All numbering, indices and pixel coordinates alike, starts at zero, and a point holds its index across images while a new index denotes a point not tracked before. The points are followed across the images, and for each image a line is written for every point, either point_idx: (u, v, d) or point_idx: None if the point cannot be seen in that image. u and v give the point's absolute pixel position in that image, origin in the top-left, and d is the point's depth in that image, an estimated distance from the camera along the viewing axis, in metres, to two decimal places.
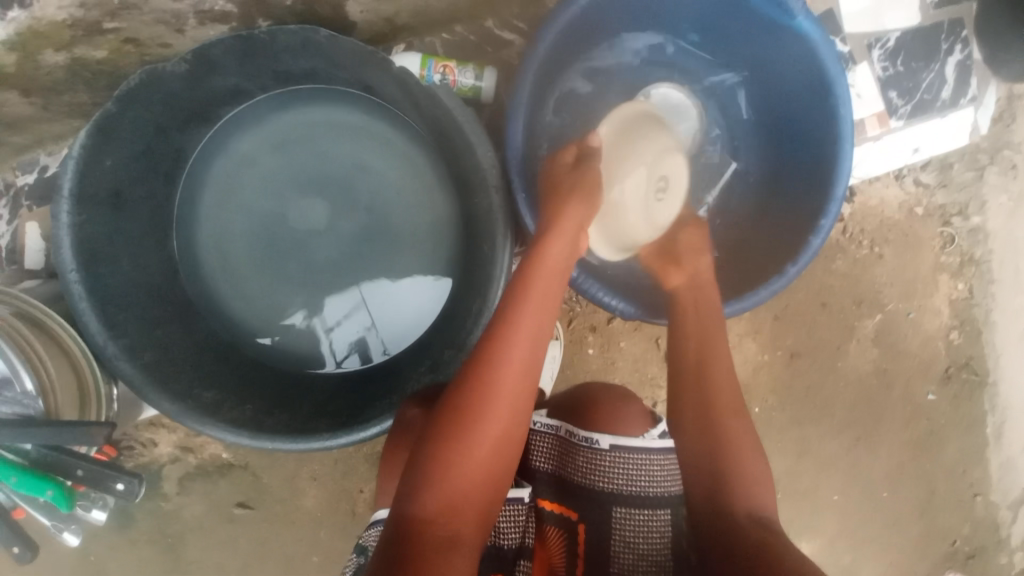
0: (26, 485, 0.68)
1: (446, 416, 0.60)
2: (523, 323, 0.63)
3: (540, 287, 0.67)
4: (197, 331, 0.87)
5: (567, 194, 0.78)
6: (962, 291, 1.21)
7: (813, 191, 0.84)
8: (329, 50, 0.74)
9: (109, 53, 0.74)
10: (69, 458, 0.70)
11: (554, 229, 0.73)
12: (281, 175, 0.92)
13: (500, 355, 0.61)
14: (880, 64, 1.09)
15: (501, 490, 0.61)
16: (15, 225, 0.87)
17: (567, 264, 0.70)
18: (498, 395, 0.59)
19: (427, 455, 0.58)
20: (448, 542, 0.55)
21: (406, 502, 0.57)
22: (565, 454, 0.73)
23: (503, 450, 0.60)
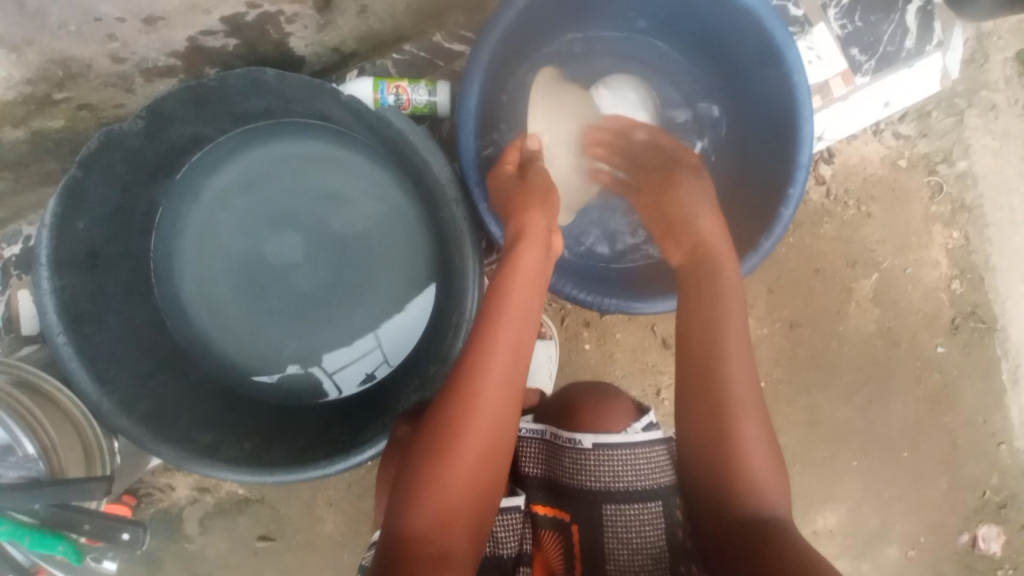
0: (39, 544, 0.70)
1: (427, 433, 0.60)
2: (497, 332, 0.63)
3: (511, 294, 0.66)
4: (190, 376, 0.89)
5: (523, 194, 0.77)
6: (958, 239, 1.19)
7: (779, 160, 0.83)
8: (278, 87, 0.76)
9: (65, 121, 0.77)
10: (78, 514, 0.72)
11: (523, 232, 0.72)
12: (254, 214, 0.93)
13: (476, 367, 0.61)
14: (838, 22, 1.07)
15: (492, 500, 0.61)
16: (7, 294, 0.89)
17: (539, 264, 0.70)
18: (477, 407, 0.60)
19: (410, 473, 0.59)
20: (439, 557, 0.56)
21: (396, 522, 0.58)
22: (553, 457, 0.74)
23: (489, 460, 0.60)
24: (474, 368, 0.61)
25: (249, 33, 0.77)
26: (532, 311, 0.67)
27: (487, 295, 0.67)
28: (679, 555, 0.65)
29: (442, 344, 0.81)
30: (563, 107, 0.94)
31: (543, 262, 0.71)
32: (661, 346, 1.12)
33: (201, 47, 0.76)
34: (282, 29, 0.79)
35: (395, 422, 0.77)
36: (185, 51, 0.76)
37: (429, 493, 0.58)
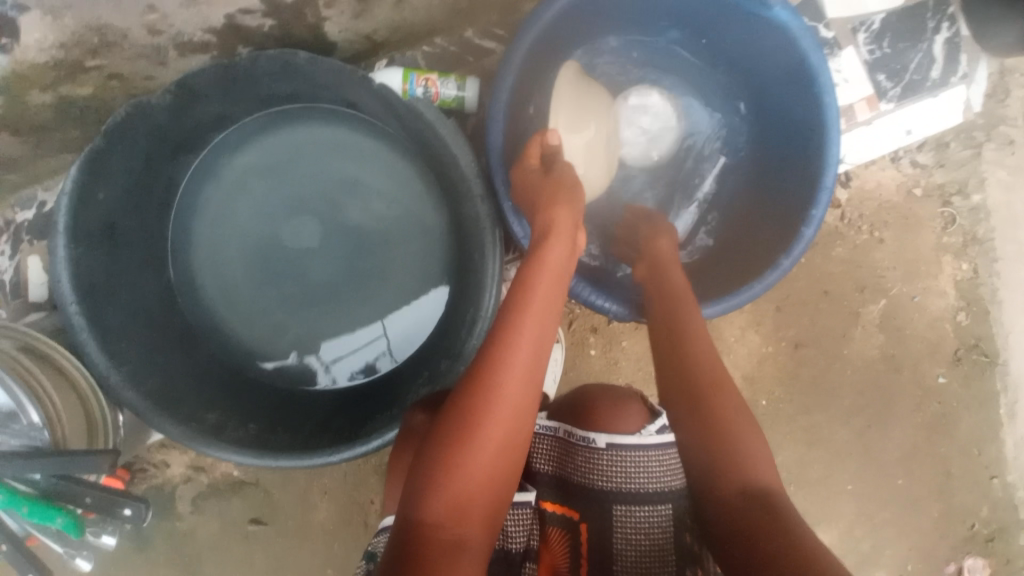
0: (38, 515, 0.69)
1: (446, 423, 0.60)
2: (521, 327, 0.63)
3: (535, 292, 0.66)
4: (199, 355, 0.88)
5: (550, 197, 0.75)
6: (966, 271, 1.20)
7: (802, 180, 0.84)
8: (309, 70, 0.75)
9: (94, 89, 0.76)
10: (78, 486, 0.71)
11: (549, 231, 0.72)
12: (275, 195, 0.93)
13: (499, 360, 0.61)
14: (866, 47, 1.08)
15: (506, 493, 0.61)
16: (17, 260, 0.89)
17: (562, 261, 0.70)
18: (499, 399, 0.60)
19: (427, 462, 0.59)
20: (453, 546, 0.56)
21: (411, 507, 0.58)
22: (566, 454, 0.74)
23: (506, 453, 0.60)
24: (494, 362, 0.61)
25: (285, 14, 0.77)
26: (556, 309, 0.67)
27: (513, 290, 0.67)
28: (686, 560, 0.65)
29: (457, 339, 0.81)
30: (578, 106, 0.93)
31: (569, 260, 0.71)
32: None
33: (237, 26, 0.76)
34: (319, 13, 0.79)
35: (406, 412, 0.77)
36: (220, 28, 0.76)
37: (445, 482, 0.58)
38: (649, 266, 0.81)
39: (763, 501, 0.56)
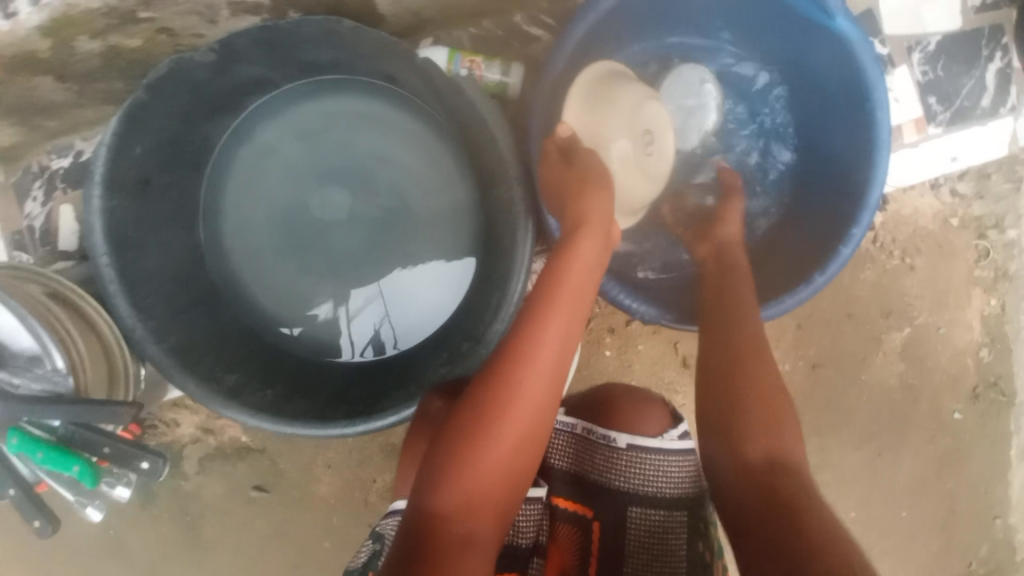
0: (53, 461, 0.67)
1: (465, 416, 0.62)
2: (548, 325, 0.63)
3: (565, 288, 0.66)
4: (220, 318, 0.88)
5: (592, 217, 0.71)
6: (994, 307, 1.18)
7: (845, 198, 0.82)
8: (352, 41, 0.74)
9: (142, 42, 0.75)
10: (96, 435, 0.70)
11: (583, 229, 0.71)
12: (306, 164, 0.92)
13: (524, 357, 0.62)
14: (919, 68, 1.05)
15: (519, 489, 0.63)
16: (49, 206, 0.91)
17: (594, 255, 0.70)
18: (521, 396, 0.61)
19: (444, 454, 0.61)
20: (464, 540, 0.58)
21: (425, 497, 0.60)
22: (583, 451, 0.72)
23: (523, 450, 0.61)
24: (518, 359, 0.62)
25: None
26: (584, 307, 0.67)
27: (542, 284, 0.67)
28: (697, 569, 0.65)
29: (480, 323, 0.80)
30: (603, 103, 0.85)
31: (601, 258, 0.71)
32: (680, 365, 1.12)
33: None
34: None
35: (424, 396, 0.77)
36: None
37: (460, 474, 0.59)
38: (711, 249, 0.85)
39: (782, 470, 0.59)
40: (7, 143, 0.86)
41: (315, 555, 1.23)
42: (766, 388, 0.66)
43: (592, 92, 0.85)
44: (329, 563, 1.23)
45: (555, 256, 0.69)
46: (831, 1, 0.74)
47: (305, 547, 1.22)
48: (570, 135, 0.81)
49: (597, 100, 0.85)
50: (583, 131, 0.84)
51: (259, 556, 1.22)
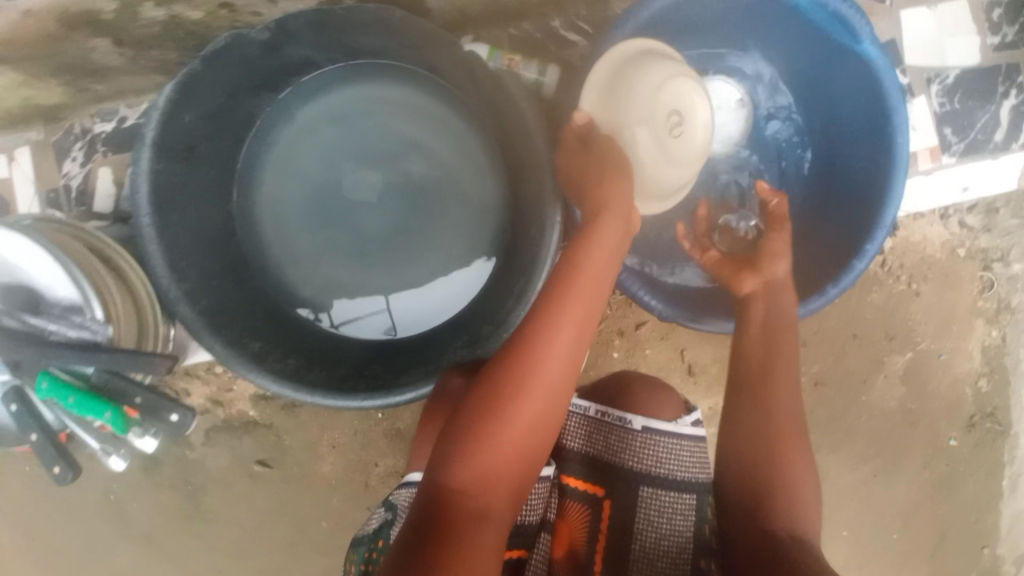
0: (83, 407, 0.68)
1: (481, 396, 0.64)
2: (565, 310, 0.65)
3: (582, 274, 0.69)
4: (248, 287, 0.90)
5: (612, 206, 0.74)
6: (995, 338, 1.21)
7: (861, 216, 0.85)
8: (403, 31, 0.77)
9: (204, 15, 0.76)
10: (127, 384, 0.70)
11: (605, 217, 0.73)
12: (341, 146, 0.95)
13: (543, 342, 0.64)
14: (937, 99, 1.09)
15: (533, 469, 0.65)
16: (88, 167, 0.93)
17: (613, 244, 0.72)
18: (539, 378, 0.63)
19: (460, 432, 0.63)
20: (479, 514, 0.60)
21: (441, 472, 0.62)
22: (597, 432, 0.74)
23: (538, 430, 0.64)
24: (534, 342, 0.64)
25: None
26: (601, 294, 0.69)
27: (562, 270, 0.69)
28: (702, 552, 0.69)
29: (501, 309, 0.82)
30: (625, 86, 0.84)
31: (620, 245, 0.74)
32: (685, 371, 1.14)
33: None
34: None
35: (443, 374, 0.80)
36: None
37: (476, 452, 0.61)
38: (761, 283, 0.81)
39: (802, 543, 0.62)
40: (55, 103, 0.89)
41: (313, 534, 1.24)
42: (794, 465, 0.68)
43: (615, 76, 0.84)
44: (325, 543, 1.25)
45: (574, 245, 0.72)
46: (862, 27, 0.78)
47: (303, 525, 1.24)
48: (587, 123, 0.83)
49: (620, 84, 0.84)
50: (601, 117, 0.85)
51: (257, 531, 1.24)
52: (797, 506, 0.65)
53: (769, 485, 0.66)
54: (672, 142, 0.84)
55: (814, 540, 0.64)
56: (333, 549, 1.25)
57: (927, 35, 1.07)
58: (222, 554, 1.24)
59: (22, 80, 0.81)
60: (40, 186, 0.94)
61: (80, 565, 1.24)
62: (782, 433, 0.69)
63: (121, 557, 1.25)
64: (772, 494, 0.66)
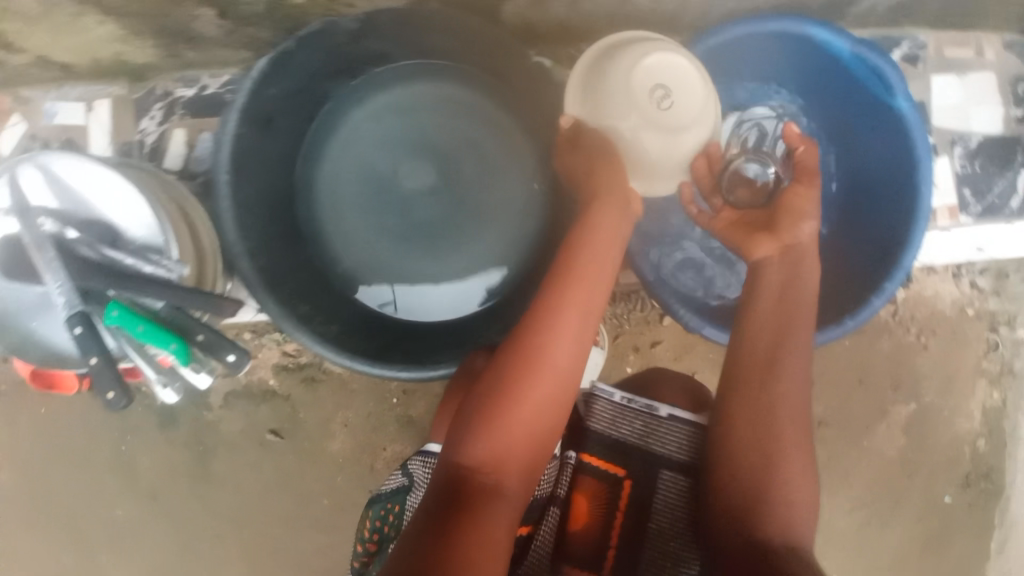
0: (151, 336, 0.73)
1: (491, 381, 0.68)
2: (564, 300, 0.69)
3: (584, 264, 0.72)
4: (299, 255, 0.96)
5: (606, 192, 0.77)
6: (995, 400, 1.25)
7: (881, 257, 0.90)
8: (483, 37, 0.83)
9: (305, 0, 0.83)
10: (193, 322, 0.76)
11: (601, 204, 0.76)
12: (401, 136, 1.01)
13: (549, 330, 0.68)
14: (960, 161, 1.15)
15: (543, 450, 0.69)
16: (164, 126, 1.00)
17: (614, 229, 0.75)
18: (545, 364, 0.67)
19: (471, 414, 0.67)
20: (492, 490, 0.65)
21: (455, 453, 0.67)
22: (622, 418, 0.83)
23: (546, 413, 0.68)
24: (538, 330, 0.69)
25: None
26: (604, 281, 0.73)
27: (563, 259, 0.73)
28: None
29: None
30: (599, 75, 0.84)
31: (620, 230, 0.76)
32: None
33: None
34: None
35: (467, 357, 0.84)
36: None
37: (487, 433, 0.66)
38: (779, 247, 0.79)
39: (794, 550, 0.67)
40: (143, 62, 0.95)
41: (312, 511, 1.26)
42: (789, 469, 0.71)
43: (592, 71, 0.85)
44: (324, 522, 1.26)
45: (579, 235, 0.75)
46: (896, 82, 0.85)
47: (304, 502, 1.26)
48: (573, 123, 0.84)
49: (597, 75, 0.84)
50: (587, 109, 0.84)
51: (259, 502, 1.26)
52: (791, 507, 0.70)
53: (764, 488, 0.70)
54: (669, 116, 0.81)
55: (803, 542, 0.69)
56: (330, 528, 1.26)
57: (957, 103, 1.14)
58: (221, 520, 1.26)
59: (121, 35, 0.87)
60: (115, 138, 1.00)
61: (80, 513, 1.26)
62: (779, 429, 0.72)
63: (121, 510, 1.26)
64: (768, 497, 0.70)
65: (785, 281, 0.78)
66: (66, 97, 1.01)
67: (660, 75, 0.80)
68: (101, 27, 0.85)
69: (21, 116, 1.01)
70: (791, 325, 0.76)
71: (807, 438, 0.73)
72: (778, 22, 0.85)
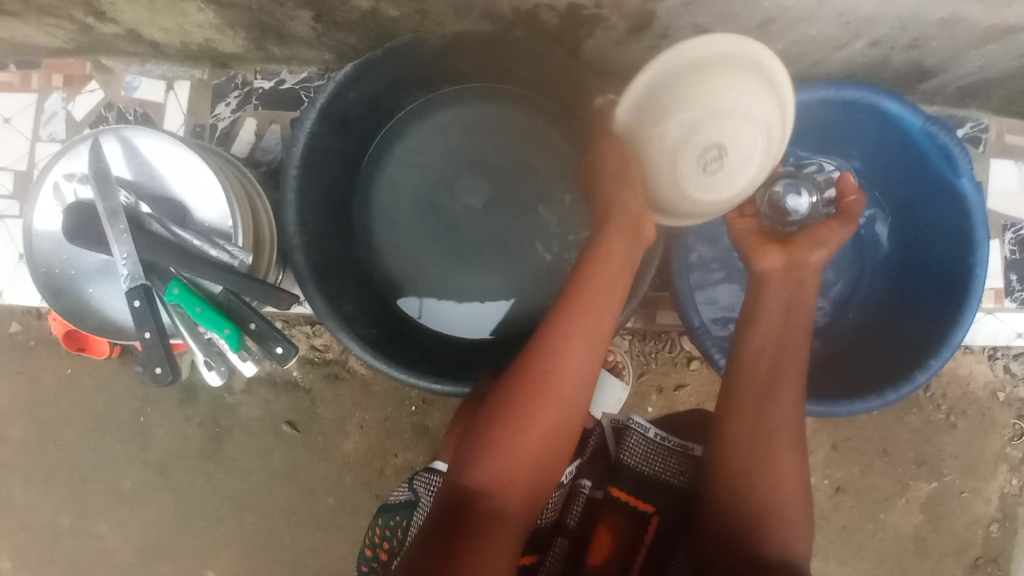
0: (206, 319, 0.74)
1: (496, 406, 0.68)
2: (573, 327, 0.69)
3: (595, 289, 0.70)
4: (349, 256, 0.98)
5: (612, 213, 0.73)
6: (1014, 488, 1.21)
7: (928, 335, 0.90)
8: (562, 70, 0.85)
9: (399, 14, 0.86)
10: (247, 309, 0.77)
11: (608, 229, 0.72)
12: (461, 154, 1.03)
13: (556, 356, 0.68)
14: (1010, 246, 1.15)
15: (549, 477, 0.68)
16: (238, 115, 1.03)
17: (623, 253, 0.72)
18: (551, 390, 0.67)
19: (478, 437, 0.68)
20: (496, 514, 0.64)
21: (460, 475, 0.67)
22: (654, 453, 0.89)
23: (552, 440, 0.67)
24: (546, 356, 0.68)
25: (571, 23, 0.87)
26: (614, 306, 0.71)
27: (572, 281, 0.72)
28: None
29: None
30: (677, 80, 0.72)
31: (631, 258, 0.72)
32: None
33: (535, 16, 0.87)
34: (593, 32, 0.89)
35: (485, 376, 0.84)
36: (519, 13, 0.86)
37: (492, 456, 0.66)
38: (787, 259, 0.79)
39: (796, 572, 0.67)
40: (229, 51, 0.99)
41: (315, 507, 1.25)
42: (786, 491, 0.71)
43: (677, 65, 0.72)
44: (325, 520, 1.26)
45: (589, 259, 0.72)
46: (962, 162, 0.85)
47: (309, 496, 1.25)
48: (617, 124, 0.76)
49: (676, 75, 0.72)
50: (644, 107, 0.74)
51: (265, 490, 1.26)
52: (791, 530, 0.70)
53: (762, 505, 0.70)
54: (707, 164, 0.74)
55: (801, 566, 0.68)
56: (331, 527, 1.25)
57: (1013, 187, 1.14)
58: (226, 503, 1.26)
59: (216, 24, 0.91)
60: (189, 119, 1.04)
61: (88, 475, 1.27)
62: (779, 452, 0.72)
63: (128, 479, 1.27)
64: (767, 512, 0.70)
65: (790, 300, 0.77)
66: (147, 74, 1.05)
67: (728, 123, 0.72)
68: (200, 13, 0.88)
69: (99, 83, 1.05)
70: (791, 345, 0.75)
71: (803, 461, 0.73)
72: (851, 91, 0.86)
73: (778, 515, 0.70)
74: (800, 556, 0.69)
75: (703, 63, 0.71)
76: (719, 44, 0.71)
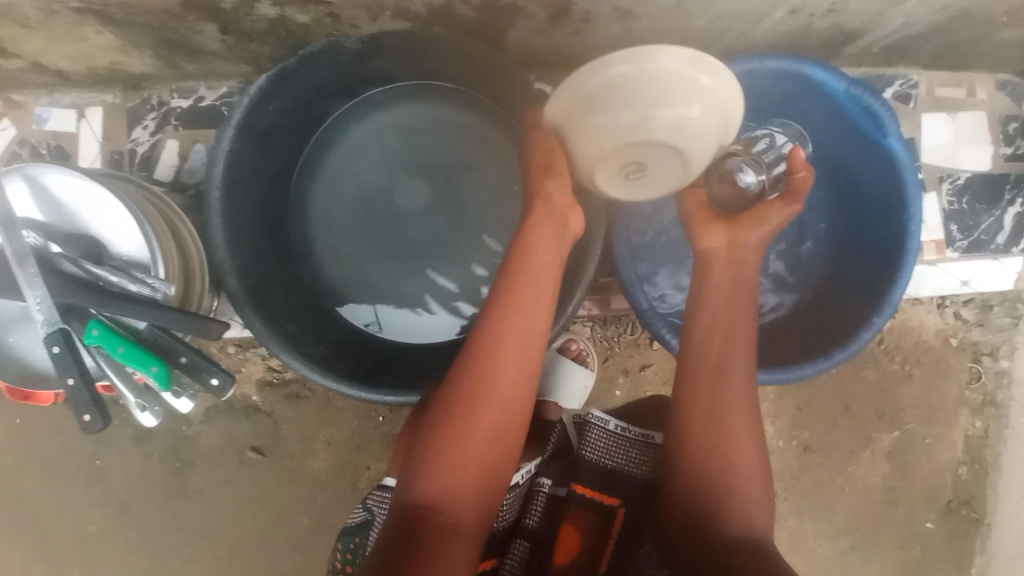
0: (131, 358, 0.71)
1: (438, 416, 0.67)
2: (507, 326, 0.68)
3: (526, 286, 0.70)
4: (291, 272, 0.96)
5: (536, 209, 0.74)
6: (978, 429, 1.25)
7: (871, 294, 0.91)
8: (484, 64, 0.83)
9: (309, 20, 0.83)
10: (176, 343, 0.75)
11: (535, 219, 0.74)
12: (397, 156, 1.00)
13: (491, 359, 0.67)
14: (947, 197, 1.17)
15: (499, 481, 0.67)
16: (157, 137, 0.98)
17: (551, 247, 0.73)
18: (490, 394, 0.66)
19: (422, 449, 0.67)
20: (448, 528, 0.63)
21: (409, 491, 0.66)
22: (615, 445, 0.86)
23: (497, 443, 0.67)
24: (483, 359, 0.67)
25: (489, 15, 0.85)
26: (545, 303, 0.70)
27: (504, 280, 0.71)
28: None
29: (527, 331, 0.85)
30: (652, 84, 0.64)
31: (559, 249, 0.73)
32: None
33: (451, 11, 0.84)
34: (513, 21, 0.87)
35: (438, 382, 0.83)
36: (434, 9, 0.84)
37: (438, 467, 0.65)
38: (728, 238, 0.79)
39: (759, 548, 0.67)
40: (141, 72, 0.94)
41: (291, 530, 1.23)
42: (745, 467, 0.72)
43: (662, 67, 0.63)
44: (303, 541, 1.23)
45: (516, 258, 0.72)
46: (888, 121, 0.86)
47: (282, 520, 1.22)
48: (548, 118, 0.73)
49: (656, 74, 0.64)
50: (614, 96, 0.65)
51: (237, 519, 1.22)
52: (751, 506, 0.70)
53: (722, 484, 0.71)
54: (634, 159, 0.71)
55: (764, 539, 0.69)
56: (309, 548, 1.23)
57: (944, 139, 1.16)
58: (199, 536, 1.23)
59: (119, 45, 0.86)
60: (106, 146, 0.98)
61: (51, 526, 1.22)
62: (733, 430, 0.72)
63: (93, 524, 1.22)
64: (728, 491, 0.71)
65: (736, 278, 0.78)
66: (58, 104, 0.99)
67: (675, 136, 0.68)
68: (100, 36, 0.84)
69: (8, 119, 0.99)
70: (739, 322, 0.75)
71: (759, 435, 0.74)
72: (772, 61, 0.86)
73: (738, 493, 0.71)
74: (762, 532, 0.70)
75: (685, 80, 0.65)
76: (707, 76, 0.65)
